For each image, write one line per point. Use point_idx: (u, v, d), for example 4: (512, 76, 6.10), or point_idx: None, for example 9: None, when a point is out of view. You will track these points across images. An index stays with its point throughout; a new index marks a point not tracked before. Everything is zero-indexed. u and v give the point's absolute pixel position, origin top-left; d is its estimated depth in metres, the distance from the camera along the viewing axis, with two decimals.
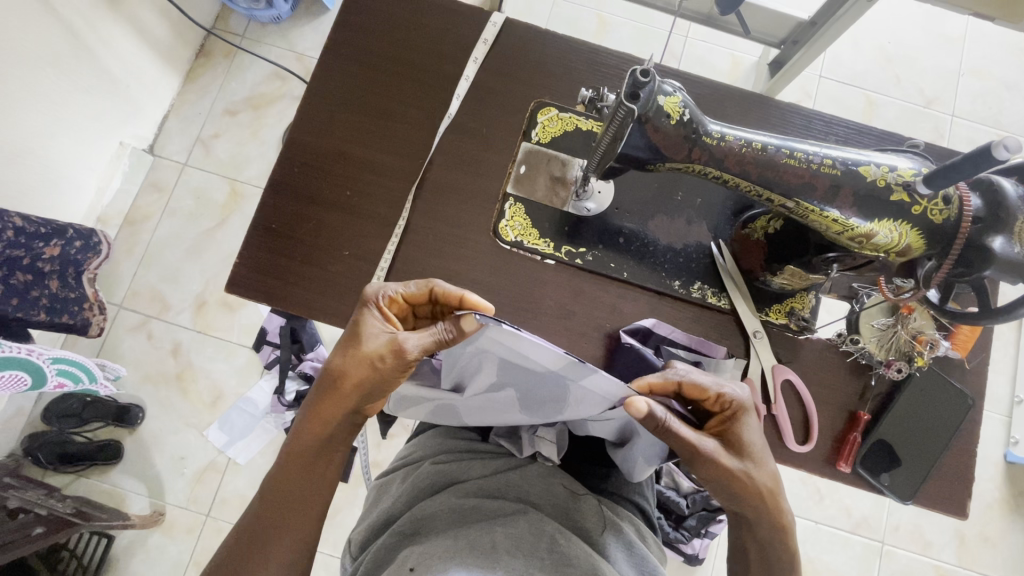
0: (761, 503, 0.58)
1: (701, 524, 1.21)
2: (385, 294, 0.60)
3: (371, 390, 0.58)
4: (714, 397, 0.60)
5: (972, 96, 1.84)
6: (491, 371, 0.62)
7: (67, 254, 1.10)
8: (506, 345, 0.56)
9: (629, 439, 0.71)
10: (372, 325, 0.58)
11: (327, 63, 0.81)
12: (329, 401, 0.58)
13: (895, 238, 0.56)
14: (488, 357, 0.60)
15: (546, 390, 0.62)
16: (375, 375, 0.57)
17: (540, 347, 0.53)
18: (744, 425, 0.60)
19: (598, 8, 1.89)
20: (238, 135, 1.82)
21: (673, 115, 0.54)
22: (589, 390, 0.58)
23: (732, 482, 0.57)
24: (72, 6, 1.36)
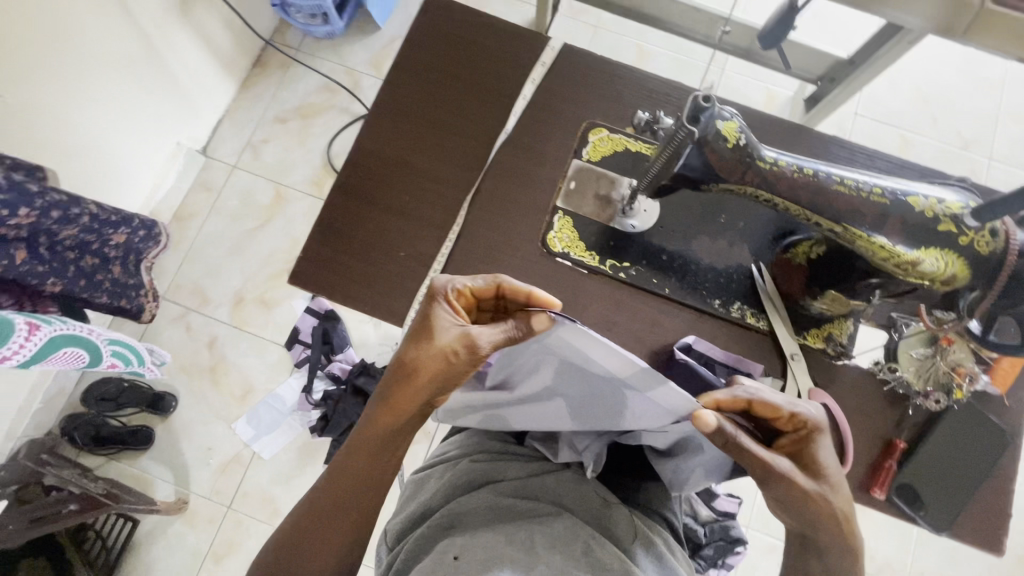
0: (835, 525, 0.59)
1: (717, 554, 1.13)
2: (457, 290, 0.64)
3: (445, 382, 0.62)
4: (788, 416, 0.61)
5: (1010, 140, 1.84)
6: (547, 371, 0.65)
7: (131, 243, 1.16)
8: (573, 347, 0.58)
9: (686, 452, 0.72)
10: (446, 320, 0.62)
11: (394, 78, 0.87)
12: (405, 392, 0.62)
13: (941, 267, 0.57)
14: (548, 358, 0.63)
15: (607, 395, 0.63)
16: (450, 367, 0.61)
17: (612, 352, 0.55)
18: (815, 444, 0.61)
19: (638, 38, 1.95)
20: (287, 141, 1.91)
21: (731, 139, 0.58)
22: (652, 398, 0.59)
23: (806, 503, 0.58)
24: (149, 15, 1.46)
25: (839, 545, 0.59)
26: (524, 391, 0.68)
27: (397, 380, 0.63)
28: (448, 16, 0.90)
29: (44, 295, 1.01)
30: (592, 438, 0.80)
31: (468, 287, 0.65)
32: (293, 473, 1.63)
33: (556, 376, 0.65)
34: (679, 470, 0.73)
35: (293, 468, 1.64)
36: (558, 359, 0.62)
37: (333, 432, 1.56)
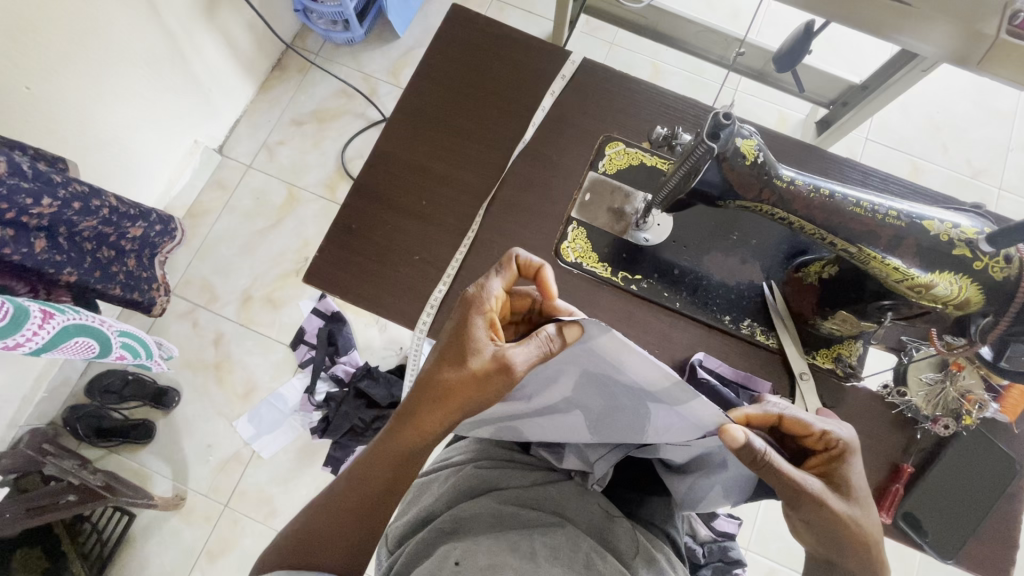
0: (863, 549, 0.57)
1: None
2: (489, 301, 0.62)
3: (478, 399, 0.61)
4: (819, 434, 0.60)
5: (1020, 171, 1.85)
6: (568, 381, 0.65)
7: (147, 237, 1.18)
8: (602, 357, 0.59)
9: (701, 469, 0.71)
10: (479, 335, 0.61)
11: (416, 85, 0.89)
12: (436, 407, 0.62)
13: (955, 291, 0.58)
14: (573, 368, 0.63)
15: (630, 405, 0.64)
16: (483, 385, 0.60)
17: (645, 363, 0.56)
18: (846, 464, 0.60)
19: (653, 56, 1.97)
20: (302, 144, 1.93)
21: (749, 157, 0.58)
22: (678, 407, 0.58)
23: (838, 527, 0.57)
24: (175, 15, 1.50)
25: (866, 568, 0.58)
26: (541, 402, 0.68)
27: (428, 395, 0.62)
28: (471, 27, 0.92)
29: (59, 285, 1.02)
30: (604, 451, 0.79)
31: (501, 296, 0.63)
32: (292, 474, 1.63)
33: (580, 386, 0.65)
34: (696, 486, 0.73)
35: (292, 469, 1.63)
36: (583, 368, 0.63)
37: (333, 434, 1.56)
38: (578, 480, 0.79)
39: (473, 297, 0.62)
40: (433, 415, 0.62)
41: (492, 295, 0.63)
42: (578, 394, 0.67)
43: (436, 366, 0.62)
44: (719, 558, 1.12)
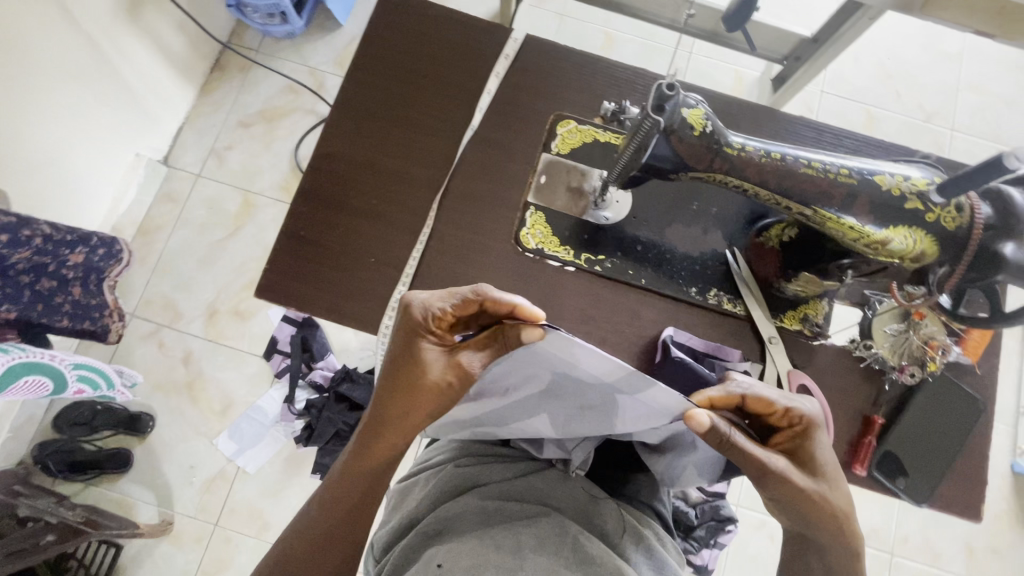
0: (834, 524, 0.58)
1: (710, 534, 1.20)
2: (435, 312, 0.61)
3: (438, 405, 0.61)
4: (783, 411, 0.60)
5: (971, 111, 1.88)
6: (539, 383, 0.63)
7: (90, 262, 1.11)
8: (559, 355, 0.58)
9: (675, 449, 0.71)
10: (430, 351, 0.60)
11: (354, 78, 0.85)
12: (398, 418, 0.61)
13: (910, 245, 0.57)
14: (543, 372, 0.62)
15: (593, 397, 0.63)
16: (443, 396, 0.60)
17: (596, 356, 0.55)
18: (811, 437, 0.60)
19: (606, 25, 1.94)
20: (252, 146, 1.85)
21: (697, 127, 0.57)
22: (638, 396, 0.57)
23: (805, 503, 0.57)
24: (94, 21, 1.40)
25: (838, 542, 0.58)
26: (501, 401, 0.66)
27: (391, 412, 0.61)
28: (407, 12, 0.87)
29: None
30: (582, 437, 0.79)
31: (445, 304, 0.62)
32: (281, 486, 1.60)
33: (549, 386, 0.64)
34: (672, 465, 0.73)
35: (280, 481, 1.61)
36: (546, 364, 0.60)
37: (318, 442, 1.53)
38: (560, 468, 0.79)
39: (415, 312, 0.61)
40: (397, 426, 0.62)
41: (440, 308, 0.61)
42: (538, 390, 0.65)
43: (393, 388, 0.61)
44: (711, 517, 1.20)
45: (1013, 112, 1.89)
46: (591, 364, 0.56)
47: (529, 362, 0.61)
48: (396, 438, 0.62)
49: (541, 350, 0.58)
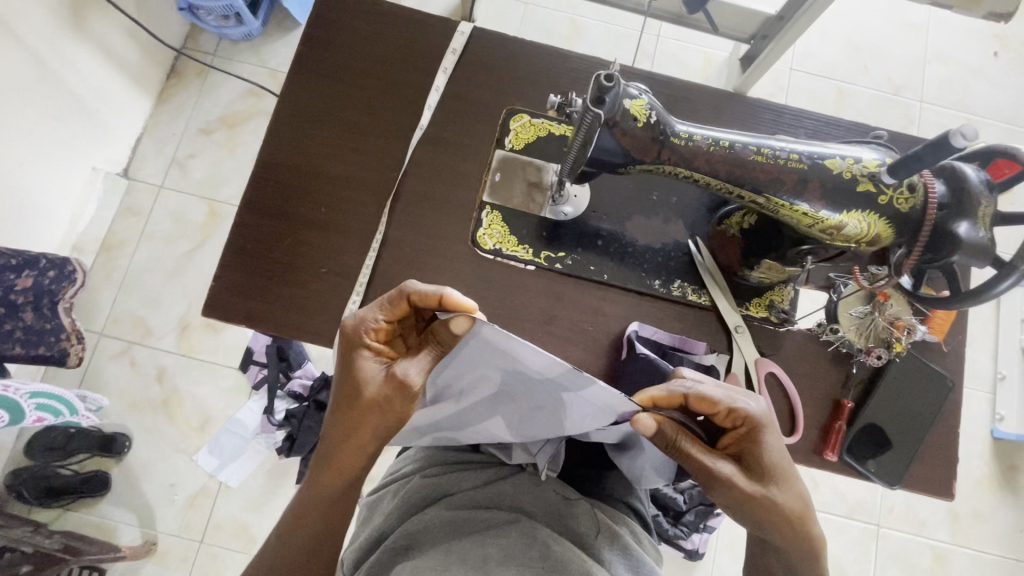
0: (787, 526, 0.57)
1: (700, 519, 1.18)
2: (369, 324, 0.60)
3: (387, 424, 0.59)
4: (727, 412, 0.59)
5: (940, 82, 1.88)
6: (489, 386, 0.62)
7: (41, 285, 1.09)
8: (501, 352, 0.57)
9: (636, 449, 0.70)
10: (368, 362, 0.59)
11: (296, 81, 0.81)
12: (345, 440, 0.60)
13: (865, 229, 0.56)
14: (493, 373, 0.61)
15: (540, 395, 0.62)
16: (387, 411, 0.58)
17: (537, 353, 0.54)
18: (759, 436, 0.59)
19: (571, 12, 1.90)
20: (214, 154, 1.80)
21: (640, 118, 0.55)
22: (584, 392, 0.57)
23: (753, 506, 0.57)
24: (34, 31, 1.34)
25: (794, 543, 0.57)
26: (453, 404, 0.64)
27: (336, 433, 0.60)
28: (349, 9, 0.84)
29: None
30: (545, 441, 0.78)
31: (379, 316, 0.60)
32: (265, 498, 1.58)
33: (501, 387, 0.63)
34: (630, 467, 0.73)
35: (263, 493, 1.58)
36: (490, 360, 0.59)
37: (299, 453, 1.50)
38: (530, 471, 0.78)
39: (350, 326, 0.60)
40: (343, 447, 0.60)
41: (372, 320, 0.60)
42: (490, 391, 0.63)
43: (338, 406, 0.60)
44: (699, 502, 1.16)
45: (981, 81, 1.89)
46: (533, 362, 0.55)
47: (470, 359, 0.60)
48: (349, 465, 0.60)
49: (484, 345, 0.57)
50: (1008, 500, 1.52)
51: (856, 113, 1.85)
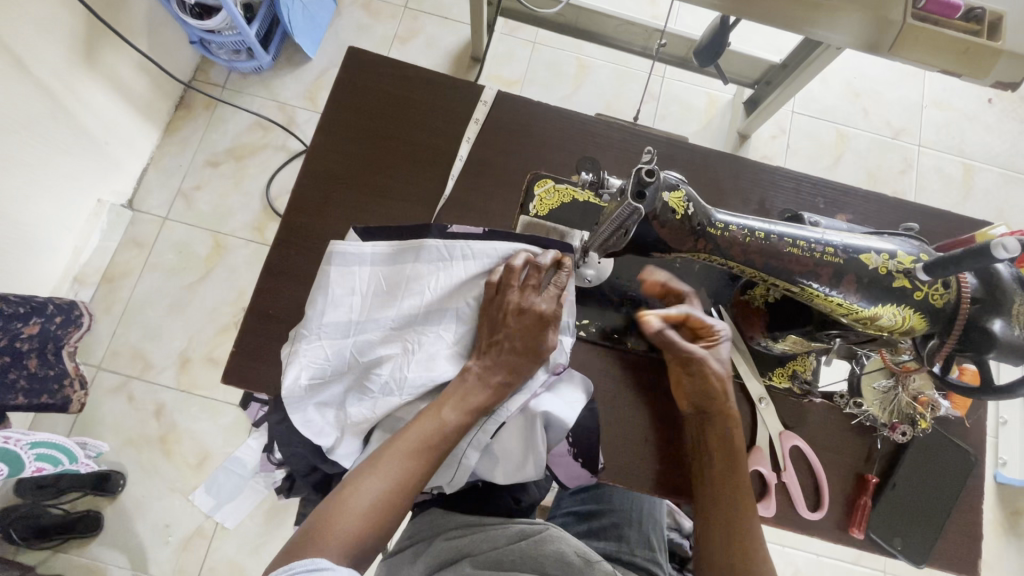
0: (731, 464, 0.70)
1: None
2: (489, 298, 0.73)
3: (384, 486, 0.64)
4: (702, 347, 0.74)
5: (936, 127, 1.92)
6: (331, 416, 0.73)
7: (47, 330, 1.08)
8: (313, 368, 0.71)
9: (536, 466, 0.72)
10: (370, 479, 0.64)
11: (320, 144, 0.81)
12: (369, 483, 0.64)
13: (899, 321, 0.57)
14: (319, 406, 0.72)
15: (556, 439, 0.73)
16: (387, 497, 0.64)
17: (311, 355, 0.71)
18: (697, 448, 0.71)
19: (577, 52, 1.92)
20: (220, 185, 1.76)
21: (678, 211, 0.56)
22: (344, 393, 0.73)
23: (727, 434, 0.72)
24: (46, 66, 1.33)
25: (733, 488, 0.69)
26: (355, 344, 0.72)
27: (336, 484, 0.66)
28: (376, 73, 0.85)
29: None
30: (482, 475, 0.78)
31: (493, 310, 0.73)
32: (262, 540, 1.52)
33: (541, 423, 0.72)
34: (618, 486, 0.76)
35: (260, 535, 1.52)
36: (550, 395, 0.74)
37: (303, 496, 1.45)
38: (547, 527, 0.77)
39: (360, 505, 0.63)
40: (361, 489, 0.64)
41: (510, 316, 0.72)
42: (504, 431, 0.72)
43: (386, 495, 0.64)
44: None
45: (977, 127, 1.92)
46: (316, 385, 0.72)
47: (317, 321, 0.72)
48: (394, 500, 0.64)
49: (295, 393, 0.71)
50: (1014, 546, 1.50)
51: (858, 156, 1.88)
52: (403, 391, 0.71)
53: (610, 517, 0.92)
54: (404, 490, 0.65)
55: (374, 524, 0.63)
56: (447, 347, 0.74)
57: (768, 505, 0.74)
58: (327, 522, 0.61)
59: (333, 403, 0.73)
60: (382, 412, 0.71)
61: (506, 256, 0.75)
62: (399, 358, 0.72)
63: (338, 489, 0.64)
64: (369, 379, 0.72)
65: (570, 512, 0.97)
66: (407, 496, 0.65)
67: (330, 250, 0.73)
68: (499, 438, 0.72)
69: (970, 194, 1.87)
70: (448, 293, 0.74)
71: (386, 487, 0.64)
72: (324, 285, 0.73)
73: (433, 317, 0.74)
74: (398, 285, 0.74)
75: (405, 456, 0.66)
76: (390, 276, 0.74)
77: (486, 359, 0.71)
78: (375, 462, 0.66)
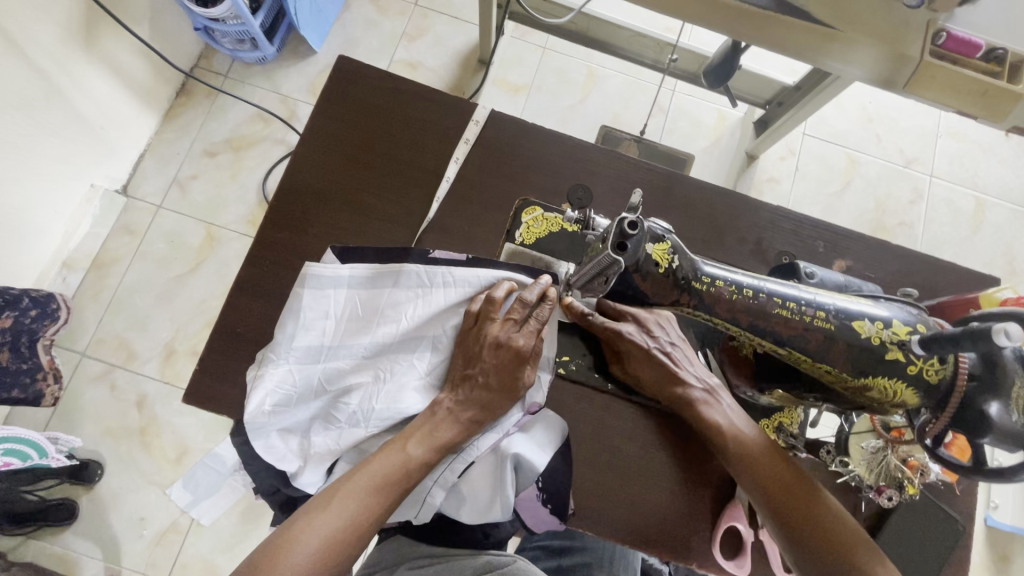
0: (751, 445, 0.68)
1: None
2: (467, 331, 0.70)
3: (336, 525, 0.59)
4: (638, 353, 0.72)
5: (950, 157, 1.87)
6: (293, 445, 0.69)
7: (21, 325, 1.07)
8: (278, 392, 0.68)
9: (501, 507, 0.69)
10: (320, 518, 0.59)
11: (305, 155, 0.78)
12: (321, 520, 0.59)
13: (891, 394, 0.55)
14: (283, 435, 0.69)
15: (525, 483, 0.70)
16: (340, 536, 0.59)
17: (277, 380, 0.68)
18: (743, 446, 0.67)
19: (588, 60, 1.87)
20: (217, 176, 1.73)
21: (662, 263, 0.54)
22: (311, 421, 0.70)
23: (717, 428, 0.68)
24: (42, 48, 1.30)
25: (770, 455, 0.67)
26: (324, 369, 0.70)
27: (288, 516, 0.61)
28: (367, 84, 0.82)
29: None
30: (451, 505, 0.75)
31: (467, 345, 0.70)
32: (237, 539, 1.49)
33: (511, 465, 0.69)
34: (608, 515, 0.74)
35: (236, 533, 1.49)
36: (523, 433, 0.71)
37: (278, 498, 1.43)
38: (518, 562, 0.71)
39: (307, 544, 0.58)
40: (314, 525, 0.59)
41: (485, 351, 0.68)
42: (472, 470, 0.69)
43: (342, 532, 0.59)
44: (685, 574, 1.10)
45: (992, 160, 1.87)
46: (279, 411, 0.68)
47: (285, 344, 0.69)
48: (343, 540, 0.59)
49: (259, 421, 0.67)
50: None
51: (867, 183, 1.83)
52: (370, 423, 0.68)
53: (581, 555, 0.89)
54: (356, 530, 0.60)
55: (325, 563, 0.58)
56: (418, 378, 0.71)
57: (743, 564, 0.72)
58: (271, 561, 0.56)
59: (296, 431, 0.69)
60: (348, 443, 0.68)
61: (489, 284, 0.72)
62: (369, 387, 0.69)
63: (289, 523, 0.59)
64: (337, 407, 0.69)
65: (540, 546, 0.95)
66: (361, 534, 0.61)
67: (305, 271, 0.71)
68: (467, 477, 0.69)
69: (980, 228, 1.82)
70: (426, 321, 0.71)
71: (342, 524, 0.60)
72: (297, 307, 0.70)
73: (408, 345, 0.71)
74: (375, 310, 0.71)
75: (364, 493, 0.62)
76: (367, 301, 0.71)
77: (459, 393, 0.68)
78: (330, 499, 0.61)
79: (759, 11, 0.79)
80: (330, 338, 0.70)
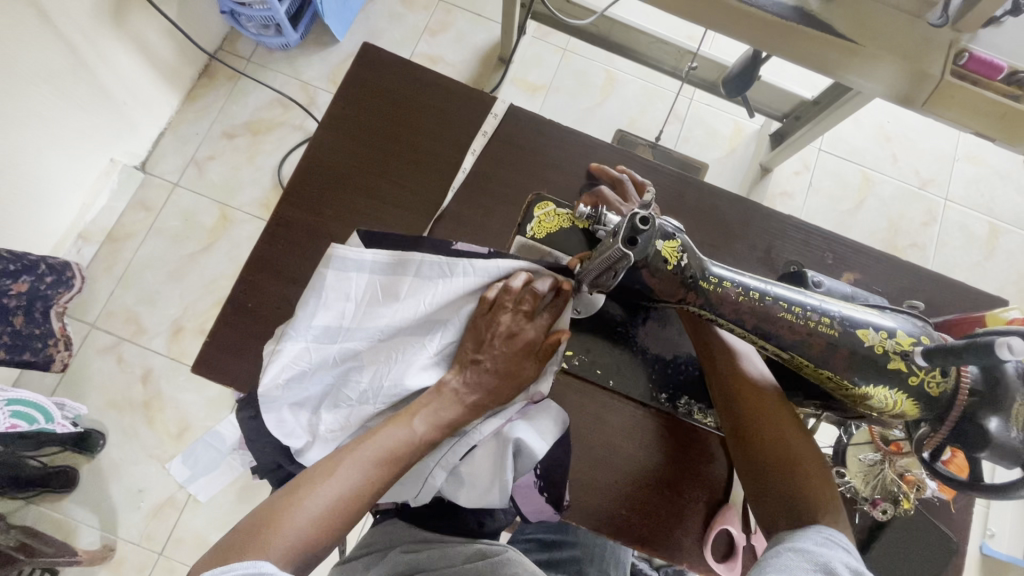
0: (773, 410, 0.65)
1: None
2: (478, 317, 0.71)
3: (340, 492, 0.60)
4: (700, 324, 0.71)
5: (966, 181, 1.86)
6: (303, 419, 0.71)
7: (36, 290, 1.09)
8: (296, 366, 0.70)
9: (500, 489, 0.69)
10: (323, 483, 0.60)
11: (324, 139, 0.80)
12: (326, 485, 0.60)
13: (891, 404, 0.56)
14: (294, 407, 0.70)
15: (524, 470, 0.71)
16: (342, 502, 0.60)
17: (294, 355, 0.70)
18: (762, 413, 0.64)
19: (607, 64, 1.88)
20: (234, 158, 1.75)
21: (670, 260, 0.56)
22: (323, 395, 0.71)
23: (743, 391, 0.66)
24: (73, 22, 1.32)
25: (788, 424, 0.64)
26: (342, 347, 0.71)
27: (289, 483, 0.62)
28: (390, 73, 0.83)
29: None
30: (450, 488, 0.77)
31: (478, 330, 0.70)
32: (231, 517, 1.50)
33: (511, 450, 0.70)
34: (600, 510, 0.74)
35: (231, 512, 1.50)
36: (525, 421, 0.72)
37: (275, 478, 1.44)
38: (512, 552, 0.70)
39: (310, 506, 0.58)
40: (318, 491, 0.59)
41: (495, 339, 0.69)
42: (475, 453, 0.70)
43: (344, 499, 0.60)
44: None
45: (1009, 186, 1.85)
46: (294, 384, 0.70)
47: (308, 321, 0.70)
48: (345, 507, 0.60)
49: (273, 394, 0.69)
50: None
51: (881, 202, 1.83)
52: (378, 401, 0.70)
53: (572, 549, 0.90)
54: (358, 498, 0.61)
55: (326, 527, 0.59)
56: (428, 363, 0.72)
57: (733, 568, 0.73)
58: (273, 522, 0.57)
59: (305, 408, 0.71)
60: (356, 421, 0.70)
61: (505, 274, 0.72)
62: (380, 367, 0.71)
63: (293, 486, 0.60)
64: (348, 385, 0.71)
65: (533, 538, 0.94)
66: (362, 500, 0.61)
67: (330, 253, 0.71)
68: (469, 461, 0.70)
69: (992, 254, 1.81)
70: (442, 307, 0.72)
71: (344, 490, 0.60)
72: (319, 287, 0.71)
73: (422, 328, 0.72)
74: (395, 295, 0.72)
75: (368, 466, 0.62)
76: (388, 286, 0.72)
77: (467, 376, 0.69)
78: (334, 466, 0.61)
79: (777, 21, 0.79)
80: (353, 316, 0.71)
